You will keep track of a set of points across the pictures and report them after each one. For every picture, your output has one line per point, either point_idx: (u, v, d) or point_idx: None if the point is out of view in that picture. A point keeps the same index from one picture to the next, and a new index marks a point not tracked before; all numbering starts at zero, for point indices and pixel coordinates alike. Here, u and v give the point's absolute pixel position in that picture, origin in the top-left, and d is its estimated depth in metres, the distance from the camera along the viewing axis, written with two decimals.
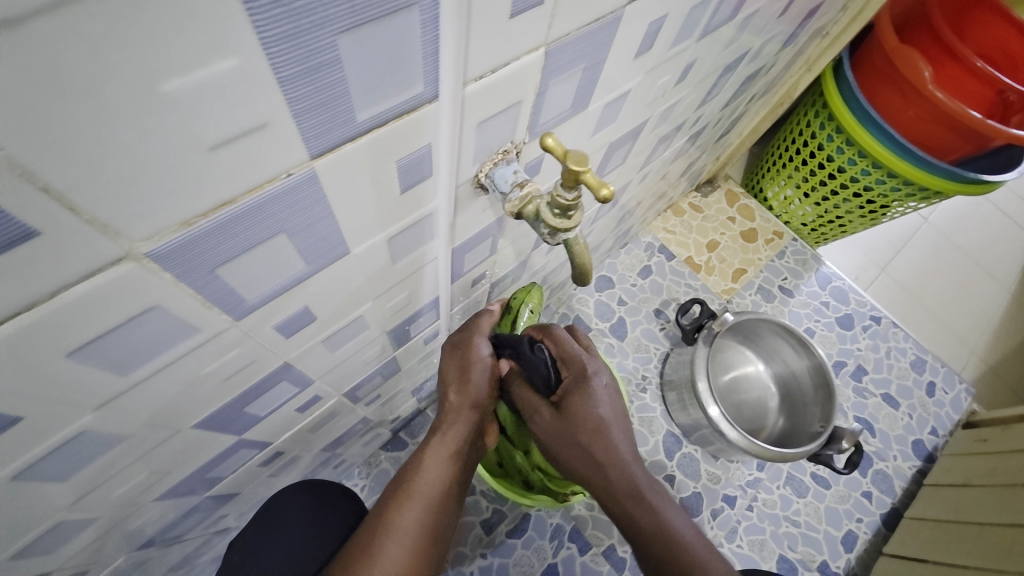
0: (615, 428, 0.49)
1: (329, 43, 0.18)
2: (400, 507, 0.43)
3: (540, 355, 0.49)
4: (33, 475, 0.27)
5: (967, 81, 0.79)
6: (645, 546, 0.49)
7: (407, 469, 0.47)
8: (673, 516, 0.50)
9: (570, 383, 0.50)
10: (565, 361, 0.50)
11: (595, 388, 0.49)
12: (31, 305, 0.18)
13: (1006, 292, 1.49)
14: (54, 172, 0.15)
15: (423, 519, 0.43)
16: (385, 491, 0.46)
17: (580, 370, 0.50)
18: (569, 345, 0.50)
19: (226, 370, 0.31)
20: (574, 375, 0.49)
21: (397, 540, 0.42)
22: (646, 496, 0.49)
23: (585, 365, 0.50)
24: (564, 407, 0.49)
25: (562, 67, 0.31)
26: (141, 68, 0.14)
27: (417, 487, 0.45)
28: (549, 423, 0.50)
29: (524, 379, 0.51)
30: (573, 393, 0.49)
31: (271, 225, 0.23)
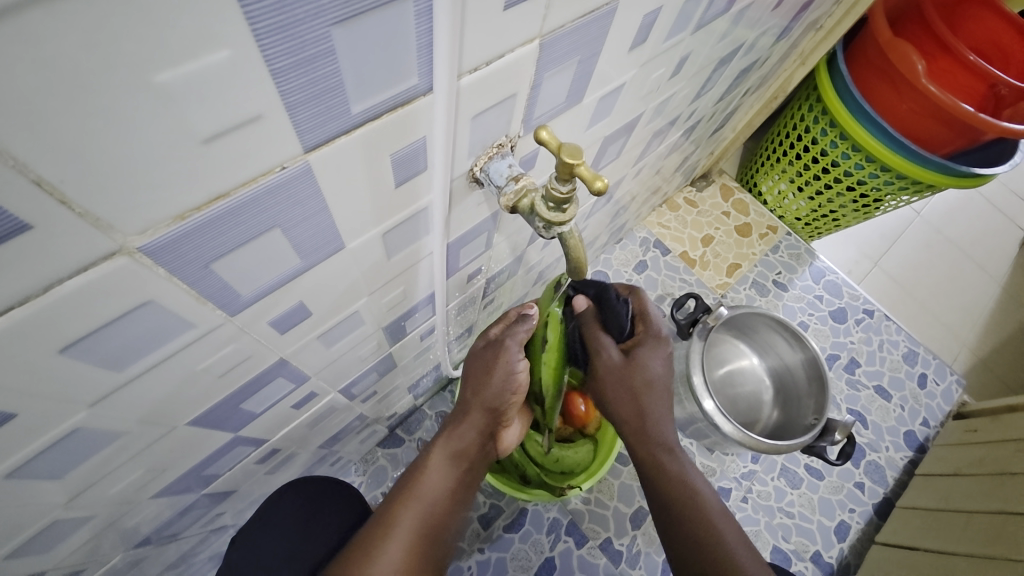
0: (664, 391, 0.53)
1: (322, 34, 0.17)
2: (404, 507, 0.44)
3: (623, 308, 0.52)
4: (26, 474, 0.26)
5: (960, 74, 0.80)
6: (667, 498, 0.50)
7: (412, 472, 0.47)
8: (693, 470, 0.52)
9: (642, 337, 0.54)
10: (642, 319, 0.55)
11: (663, 350, 0.54)
12: (25, 299, 0.18)
13: (995, 285, 1.51)
14: (44, 165, 0.15)
15: (422, 524, 0.43)
16: (391, 492, 0.47)
17: (655, 330, 0.55)
18: (649, 307, 0.56)
19: (222, 366, 0.31)
20: (650, 333, 0.54)
21: (396, 540, 0.41)
22: (676, 450, 0.52)
23: (659, 327, 0.55)
24: (633, 355, 0.52)
25: (557, 60, 0.31)
26: (132, 59, 0.14)
27: (421, 491, 0.46)
28: (614, 366, 0.52)
29: (597, 324, 0.52)
30: (646, 344, 0.53)
31: (265, 220, 0.23)
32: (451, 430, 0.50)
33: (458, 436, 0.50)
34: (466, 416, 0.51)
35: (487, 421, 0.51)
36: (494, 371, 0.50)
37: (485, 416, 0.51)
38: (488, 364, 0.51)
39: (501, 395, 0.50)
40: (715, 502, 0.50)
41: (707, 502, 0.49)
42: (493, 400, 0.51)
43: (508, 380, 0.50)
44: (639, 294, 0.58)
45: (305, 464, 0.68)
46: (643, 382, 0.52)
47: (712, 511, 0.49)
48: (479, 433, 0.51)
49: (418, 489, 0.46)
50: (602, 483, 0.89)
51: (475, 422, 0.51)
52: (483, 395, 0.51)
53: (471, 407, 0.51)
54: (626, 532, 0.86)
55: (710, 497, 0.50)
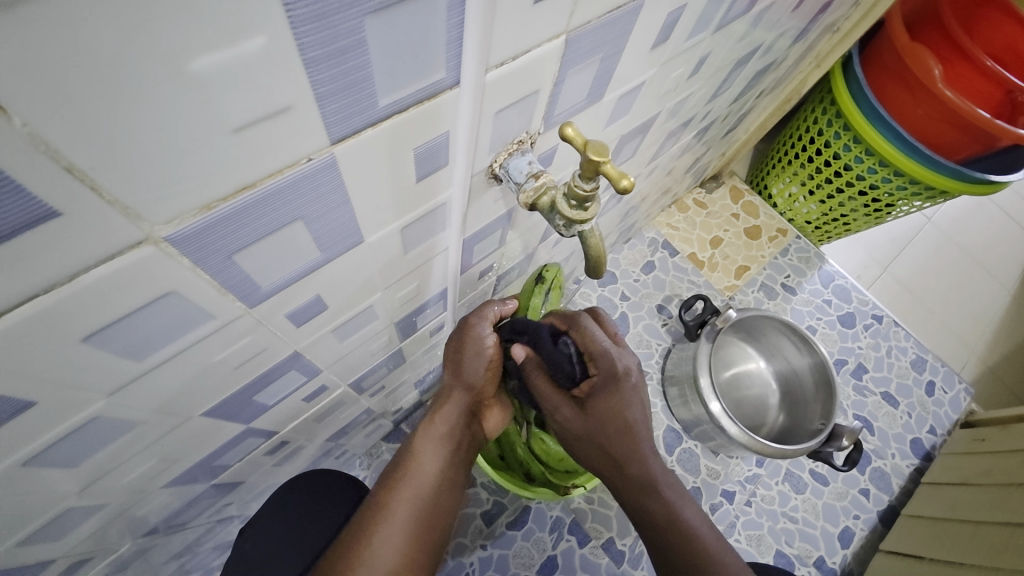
0: (643, 433, 0.47)
1: (356, 24, 0.17)
2: (394, 492, 0.44)
3: (565, 349, 0.46)
4: (44, 462, 0.26)
5: (977, 79, 0.78)
6: (659, 540, 0.46)
7: (401, 458, 0.47)
8: (684, 505, 0.47)
9: (596, 381, 0.46)
10: (593, 358, 0.46)
11: (624, 387, 0.46)
12: (52, 286, 0.18)
13: (1005, 293, 1.49)
14: (76, 151, 0.15)
15: (417, 507, 0.44)
16: (379, 479, 0.46)
17: (611, 367, 0.46)
18: (597, 340, 0.46)
19: (238, 358, 0.31)
20: (604, 374, 0.46)
21: (393, 526, 0.42)
22: (663, 488, 0.47)
23: (616, 362, 0.46)
24: (588, 404, 0.47)
25: (580, 57, 0.31)
26: (169, 44, 0.14)
27: (409, 474, 0.45)
28: (574, 423, 0.48)
29: (543, 373, 0.48)
30: (603, 389, 0.46)
31: (288, 212, 0.23)
32: (436, 410, 0.49)
33: (444, 416, 0.49)
34: (449, 394, 0.50)
35: (471, 399, 0.51)
36: (466, 348, 0.49)
37: (468, 392, 0.50)
38: (462, 341, 0.50)
39: (476, 370, 0.50)
40: (711, 537, 0.46)
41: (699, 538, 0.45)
42: (471, 376, 0.50)
43: (479, 357, 0.49)
44: (582, 322, 0.47)
45: (311, 457, 0.68)
46: (613, 429, 0.47)
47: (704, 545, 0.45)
48: (465, 410, 0.50)
49: (409, 474, 0.45)
50: (607, 483, 0.89)
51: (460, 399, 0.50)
52: (463, 372, 0.50)
53: (454, 387, 0.50)
54: (630, 533, 0.85)
55: (704, 532, 0.46)
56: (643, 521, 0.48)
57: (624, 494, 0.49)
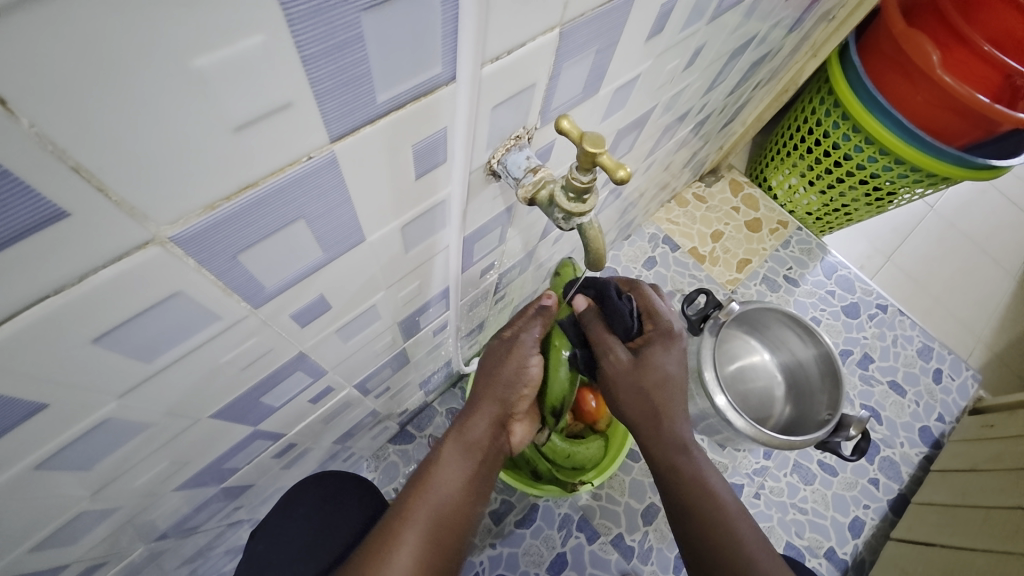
0: (681, 390, 0.51)
1: (352, 20, 0.17)
2: (418, 498, 0.44)
3: (626, 305, 0.49)
4: (56, 465, 0.27)
5: (975, 65, 0.78)
6: (683, 500, 0.49)
7: (426, 464, 0.47)
8: (710, 468, 0.50)
9: (650, 337, 0.51)
10: (649, 317, 0.52)
11: (674, 348, 0.51)
12: (60, 288, 0.18)
13: (1010, 279, 1.49)
14: (83, 151, 0.15)
15: (439, 509, 0.44)
16: (404, 486, 0.46)
17: (666, 326, 0.52)
18: (655, 302, 0.53)
19: (245, 359, 0.31)
20: (660, 330, 0.51)
21: (416, 525, 0.42)
22: (692, 449, 0.50)
23: (667, 323, 0.52)
24: (643, 354, 0.50)
25: (575, 50, 0.31)
26: (168, 43, 0.14)
27: (433, 481, 0.45)
28: (624, 368, 0.49)
29: (602, 322, 0.50)
30: (654, 344, 0.50)
31: (291, 211, 0.23)
32: (466, 418, 0.50)
33: (472, 424, 0.50)
34: (479, 404, 0.51)
35: (502, 411, 0.51)
36: (507, 362, 0.51)
37: (500, 406, 0.51)
38: (501, 355, 0.51)
39: (514, 384, 0.51)
40: (731, 503, 0.48)
41: (722, 502, 0.48)
42: (505, 388, 0.51)
43: (521, 372, 0.51)
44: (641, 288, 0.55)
45: (319, 459, 0.68)
46: (654, 383, 0.49)
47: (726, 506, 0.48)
48: (495, 423, 0.51)
49: (432, 480, 0.45)
50: (614, 479, 0.89)
51: (490, 409, 0.50)
52: (496, 384, 0.51)
53: (485, 399, 0.51)
54: (638, 528, 0.85)
55: (727, 497, 0.49)
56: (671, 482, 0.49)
57: (653, 449, 0.51)
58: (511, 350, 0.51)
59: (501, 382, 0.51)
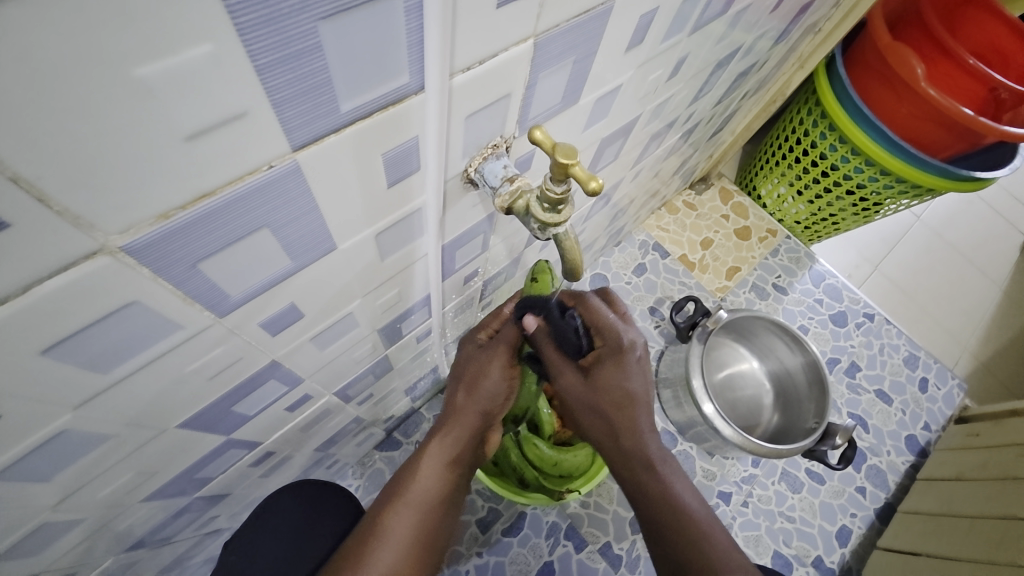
0: (644, 404, 0.47)
1: (308, 29, 0.17)
2: (390, 514, 0.43)
3: (573, 322, 0.46)
4: (12, 476, 0.26)
5: (960, 78, 0.79)
6: (654, 518, 0.48)
7: (402, 474, 0.46)
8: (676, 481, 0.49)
9: (601, 353, 0.47)
10: (600, 331, 0.47)
11: (630, 360, 0.46)
12: (4, 298, 0.18)
13: (995, 289, 1.50)
14: (22, 161, 0.14)
15: (412, 527, 0.42)
16: (377, 500, 0.45)
17: (617, 341, 0.46)
18: (606, 316, 0.47)
19: (213, 367, 0.31)
20: (609, 347, 0.46)
21: (389, 545, 0.41)
22: (658, 466, 0.48)
23: (621, 336, 0.46)
24: (594, 374, 0.46)
25: (551, 60, 0.31)
26: (108, 52, 0.14)
27: (407, 494, 0.44)
28: (579, 388, 0.47)
29: (552, 342, 0.47)
30: (606, 362, 0.46)
31: (254, 219, 0.23)
32: (445, 430, 0.47)
33: (450, 436, 0.47)
34: (458, 414, 0.48)
35: (482, 423, 0.48)
36: (488, 374, 0.48)
37: (480, 416, 0.48)
38: (482, 366, 0.48)
39: (493, 397, 0.48)
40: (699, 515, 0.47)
41: (688, 512, 0.47)
42: (485, 402, 0.48)
43: (498, 386, 0.48)
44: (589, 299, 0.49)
45: (301, 466, 0.68)
46: (612, 402, 0.47)
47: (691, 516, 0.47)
48: (473, 434, 0.48)
49: (408, 495, 0.44)
50: (602, 486, 0.88)
51: (469, 419, 0.48)
52: (478, 395, 0.48)
53: (465, 409, 0.48)
54: (626, 536, 0.85)
55: (696, 511, 0.47)
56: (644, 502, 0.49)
57: (619, 465, 0.50)
58: (491, 358, 0.48)
59: (482, 394, 0.48)
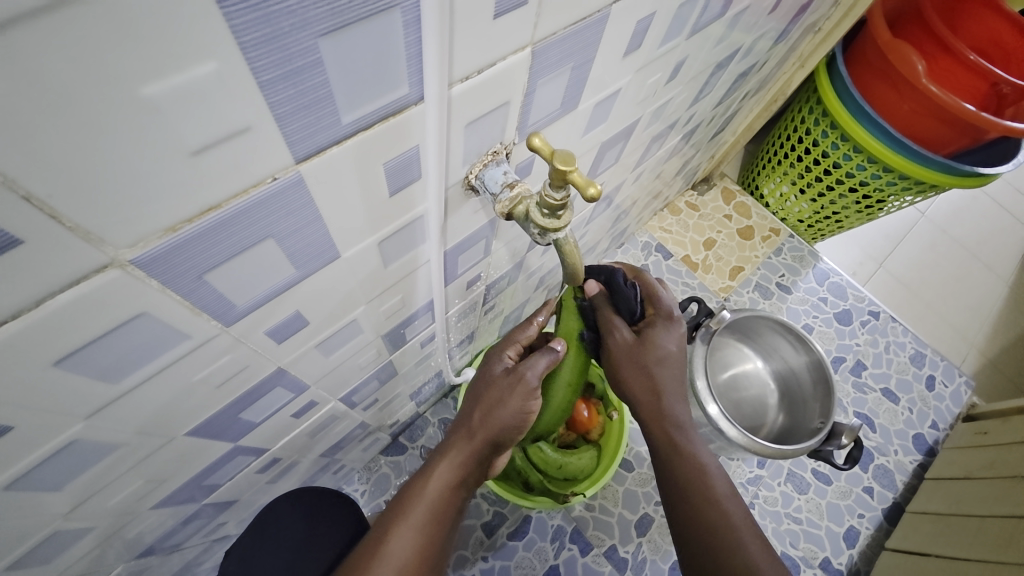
0: (681, 366, 0.52)
1: (310, 45, 0.18)
2: (394, 533, 0.41)
3: (632, 291, 0.52)
4: (25, 485, 0.27)
5: (960, 73, 0.79)
6: (679, 484, 0.48)
7: (406, 494, 0.44)
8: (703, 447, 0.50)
9: (651, 321, 0.53)
10: (651, 300, 0.54)
11: (675, 328, 0.52)
12: (17, 313, 0.18)
13: (1002, 285, 1.49)
14: (34, 181, 0.15)
15: (414, 550, 0.41)
16: (380, 518, 0.43)
17: (666, 310, 0.53)
18: (655, 287, 0.55)
19: (220, 376, 0.31)
20: (661, 314, 0.53)
21: (388, 563, 0.39)
22: (689, 428, 0.50)
23: (671, 307, 0.53)
24: (646, 334, 0.51)
25: (550, 67, 0.31)
26: (115, 73, 0.14)
27: (411, 516, 0.42)
28: (627, 345, 0.51)
29: (610, 306, 0.53)
30: (655, 326, 0.52)
31: (258, 230, 0.23)
32: (450, 452, 0.46)
33: (459, 459, 0.45)
34: (470, 437, 0.46)
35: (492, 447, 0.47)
36: (507, 403, 0.47)
37: (490, 441, 0.46)
38: (503, 393, 0.47)
39: (510, 426, 0.47)
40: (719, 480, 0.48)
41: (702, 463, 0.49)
42: (500, 429, 0.46)
43: (519, 414, 0.46)
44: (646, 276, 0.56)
45: (308, 472, 0.68)
46: (656, 359, 0.51)
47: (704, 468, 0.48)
48: (479, 458, 0.46)
49: (411, 514, 0.42)
50: (607, 489, 0.88)
51: (477, 442, 0.46)
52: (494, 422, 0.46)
53: (477, 433, 0.46)
54: (632, 539, 0.85)
55: (718, 477, 0.48)
56: (670, 457, 0.50)
57: (652, 423, 0.51)
58: (514, 387, 0.47)
59: (497, 421, 0.46)
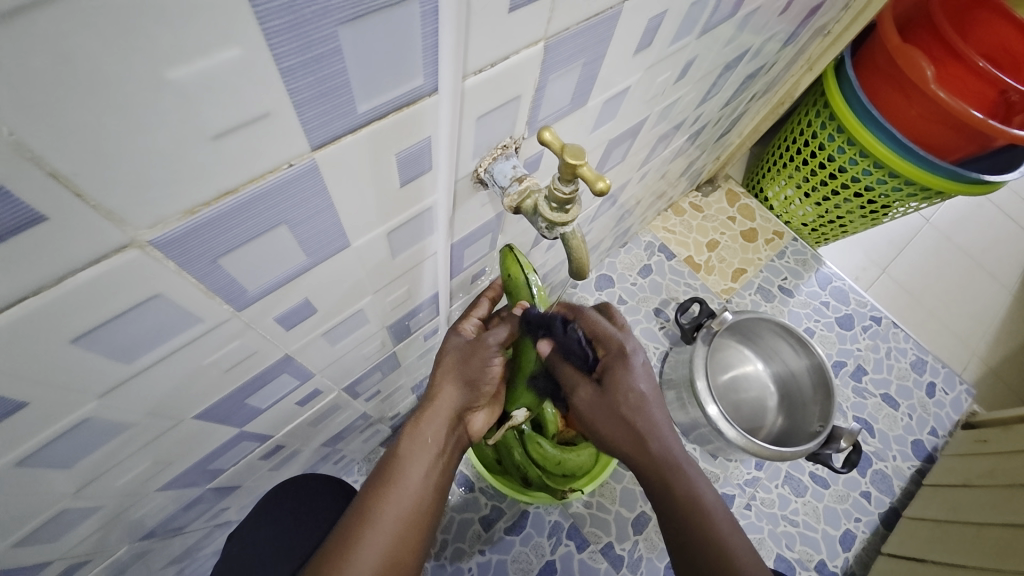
0: (655, 401, 0.49)
1: (331, 33, 0.18)
2: (382, 496, 0.41)
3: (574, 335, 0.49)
4: (38, 462, 0.27)
5: (970, 81, 0.79)
6: (676, 523, 0.48)
7: (388, 460, 0.44)
8: (700, 482, 0.48)
9: (606, 363, 0.50)
10: (600, 340, 0.50)
11: (635, 363, 0.49)
12: (38, 289, 0.18)
13: (1004, 293, 1.49)
14: (59, 158, 0.15)
15: (406, 511, 0.41)
16: (365, 485, 0.43)
17: (618, 346, 0.50)
18: (602, 325, 0.50)
19: (228, 361, 0.32)
20: (613, 353, 0.49)
21: (380, 528, 0.40)
22: (684, 468, 0.48)
23: (623, 343, 0.50)
24: (608, 381, 0.49)
25: (561, 63, 0.31)
26: (143, 55, 0.15)
27: (396, 480, 0.42)
28: (592, 400, 0.49)
29: (564, 361, 0.50)
30: (613, 368, 0.49)
31: (272, 216, 0.23)
32: (425, 413, 0.46)
33: (432, 418, 0.46)
34: (440, 396, 0.47)
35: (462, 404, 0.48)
36: (472, 357, 0.48)
37: (462, 398, 0.48)
38: (465, 351, 0.49)
39: (478, 379, 0.48)
40: (724, 520, 0.47)
41: (707, 512, 0.47)
42: (466, 387, 0.48)
43: (484, 370, 0.48)
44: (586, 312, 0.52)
45: (309, 461, 0.69)
46: (628, 404, 0.48)
47: (710, 514, 0.47)
48: (454, 417, 0.47)
49: (398, 477, 0.42)
50: (604, 487, 0.89)
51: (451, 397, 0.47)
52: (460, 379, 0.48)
53: (447, 389, 0.47)
54: (628, 537, 0.85)
55: (720, 514, 0.47)
56: (670, 505, 0.48)
57: (648, 473, 0.49)
58: (474, 349, 0.48)
59: (468, 377, 0.48)
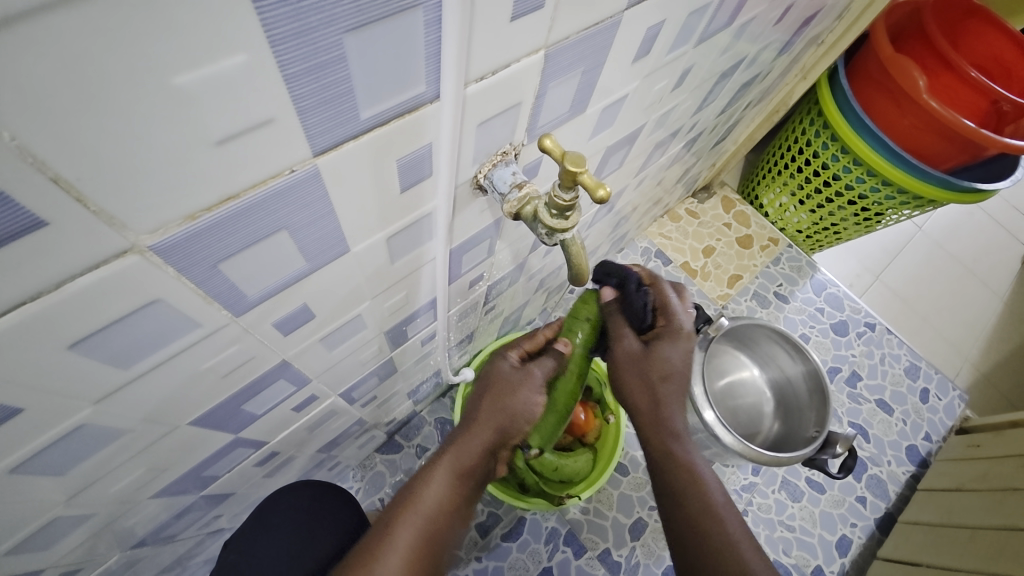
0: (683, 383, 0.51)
1: (335, 41, 0.18)
2: (402, 516, 0.42)
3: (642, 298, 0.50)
4: (30, 469, 0.27)
5: (962, 91, 0.80)
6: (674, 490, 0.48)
7: (414, 480, 0.45)
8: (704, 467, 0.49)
9: (663, 329, 0.51)
10: (662, 310, 0.52)
11: (683, 342, 0.51)
12: (37, 294, 0.18)
13: (996, 300, 1.51)
14: (63, 164, 0.15)
15: (421, 535, 0.41)
16: (389, 503, 0.44)
17: (678, 324, 0.51)
18: (670, 298, 0.52)
19: (226, 366, 0.31)
20: (670, 327, 0.51)
21: (397, 548, 0.40)
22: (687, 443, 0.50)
23: (678, 318, 0.52)
24: (654, 346, 0.50)
25: (562, 70, 0.32)
26: (149, 61, 0.15)
27: (418, 501, 0.43)
28: (632, 355, 0.50)
29: (621, 314, 0.52)
30: (665, 337, 0.51)
31: (273, 222, 0.23)
32: (459, 438, 0.47)
33: (466, 447, 0.46)
34: (476, 425, 0.48)
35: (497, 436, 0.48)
36: (516, 392, 0.49)
37: (500, 431, 0.48)
38: (511, 386, 0.49)
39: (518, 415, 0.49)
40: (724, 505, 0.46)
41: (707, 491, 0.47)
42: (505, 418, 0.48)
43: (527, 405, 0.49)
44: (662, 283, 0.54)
45: (303, 468, 0.68)
46: (660, 374, 0.50)
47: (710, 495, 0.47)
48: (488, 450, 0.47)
49: (419, 497, 0.43)
50: (601, 493, 0.88)
51: (486, 428, 0.47)
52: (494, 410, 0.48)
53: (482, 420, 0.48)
54: (626, 543, 0.85)
55: (715, 491, 0.47)
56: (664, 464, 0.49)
57: (653, 445, 0.51)
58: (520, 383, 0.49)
59: (507, 411, 0.48)
